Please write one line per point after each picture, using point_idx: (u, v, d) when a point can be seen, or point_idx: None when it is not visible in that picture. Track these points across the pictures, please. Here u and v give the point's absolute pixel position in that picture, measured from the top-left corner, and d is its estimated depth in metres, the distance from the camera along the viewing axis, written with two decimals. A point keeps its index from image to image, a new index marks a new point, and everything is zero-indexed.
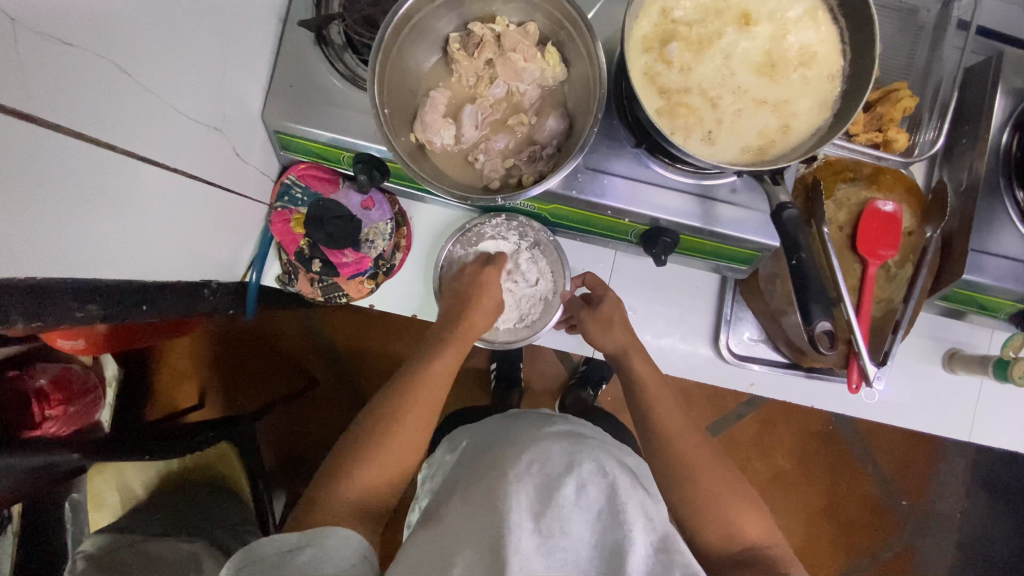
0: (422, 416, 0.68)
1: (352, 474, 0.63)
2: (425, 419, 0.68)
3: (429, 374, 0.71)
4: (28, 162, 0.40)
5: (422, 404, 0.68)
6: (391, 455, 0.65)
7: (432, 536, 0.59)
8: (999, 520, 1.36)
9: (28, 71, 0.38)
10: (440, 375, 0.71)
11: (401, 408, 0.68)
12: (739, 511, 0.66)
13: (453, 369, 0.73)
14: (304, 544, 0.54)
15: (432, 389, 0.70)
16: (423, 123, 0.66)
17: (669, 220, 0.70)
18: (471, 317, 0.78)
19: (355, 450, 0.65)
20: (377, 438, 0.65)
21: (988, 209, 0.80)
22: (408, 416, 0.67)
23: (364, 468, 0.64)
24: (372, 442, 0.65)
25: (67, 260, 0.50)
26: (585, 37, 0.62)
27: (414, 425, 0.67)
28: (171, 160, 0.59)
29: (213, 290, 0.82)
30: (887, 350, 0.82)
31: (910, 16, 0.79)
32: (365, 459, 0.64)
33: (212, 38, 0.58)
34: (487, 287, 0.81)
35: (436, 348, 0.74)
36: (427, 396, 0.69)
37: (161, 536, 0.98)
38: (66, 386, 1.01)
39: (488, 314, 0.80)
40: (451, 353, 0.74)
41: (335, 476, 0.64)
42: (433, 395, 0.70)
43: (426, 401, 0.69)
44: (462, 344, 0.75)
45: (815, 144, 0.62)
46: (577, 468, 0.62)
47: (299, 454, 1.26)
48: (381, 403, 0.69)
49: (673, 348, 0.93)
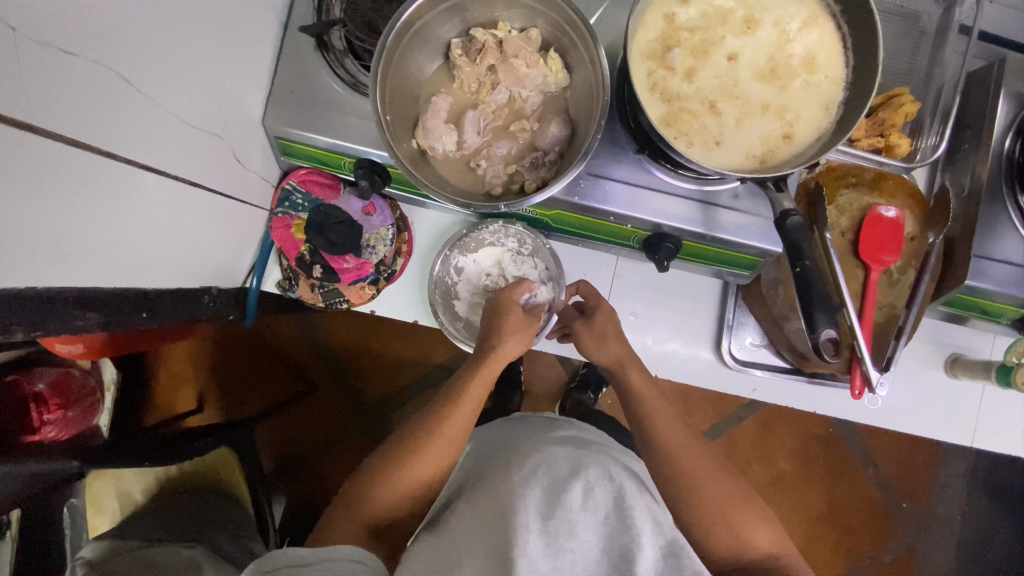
0: (440, 454, 0.66)
1: (364, 496, 0.65)
2: (443, 456, 0.66)
3: (452, 411, 0.67)
4: (27, 172, 0.40)
5: (439, 443, 0.65)
6: (404, 483, 0.65)
7: (439, 545, 0.59)
8: (1000, 523, 1.36)
9: (31, 80, 0.38)
10: (463, 413, 0.67)
11: (416, 438, 0.66)
12: (743, 519, 0.66)
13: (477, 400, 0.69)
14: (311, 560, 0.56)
15: (450, 427, 0.66)
16: (425, 129, 0.66)
17: (671, 225, 0.70)
18: (495, 349, 0.69)
19: (368, 474, 0.66)
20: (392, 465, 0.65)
21: (990, 215, 0.79)
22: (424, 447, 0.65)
23: (377, 493, 0.64)
24: (386, 471, 0.65)
25: (66, 268, 0.50)
26: (587, 43, 0.62)
27: (431, 461, 0.65)
28: (173, 167, 0.59)
29: (213, 298, 0.82)
30: (889, 356, 0.82)
31: (912, 21, 0.79)
32: (377, 484, 0.65)
33: (213, 44, 0.58)
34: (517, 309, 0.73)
35: (462, 382, 0.69)
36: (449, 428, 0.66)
37: (160, 542, 0.97)
38: (65, 391, 1.00)
39: (520, 345, 0.71)
40: (475, 390, 0.68)
41: (352, 496, 0.66)
42: (453, 434, 0.66)
43: (446, 440, 0.66)
44: (487, 380, 0.69)
45: (818, 151, 0.62)
46: (584, 472, 0.62)
47: (298, 458, 1.25)
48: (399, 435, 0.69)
49: (675, 353, 0.93)
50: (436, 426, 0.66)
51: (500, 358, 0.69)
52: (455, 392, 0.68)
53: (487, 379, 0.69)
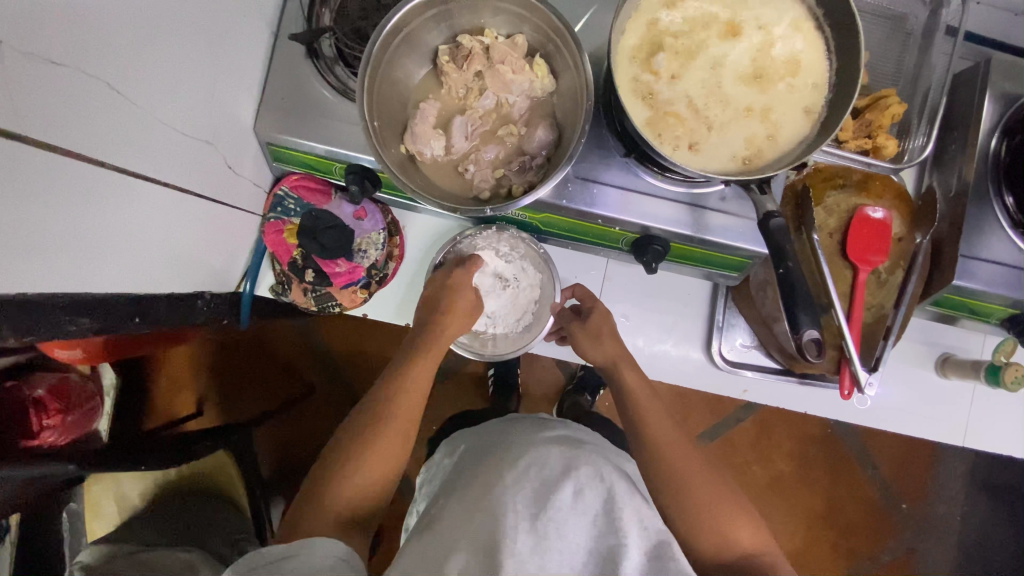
0: (400, 435, 0.69)
1: (332, 488, 0.64)
2: (402, 437, 0.69)
3: (405, 390, 0.71)
4: (16, 181, 0.41)
5: (396, 423, 0.69)
6: (373, 470, 0.66)
7: (426, 541, 0.60)
8: (999, 523, 1.35)
9: (18, 92, 0.38)
10: (413, 390, 0.72)
11: (377, 422, 0.69)
12: (732, 518, 0.66)
13: (428, 378, 0.74)
14: (292, 553, 0.56)
15: (407, 407, 0.70)
16: (414, 134, 0.67)
17: (660, 229, 0.71)
18: (441, 329, 0.78)
19: (335, 467, 0.66)
20: (357, 451, 0.66)
21: (977, 215, 0.79)
22: (385, 429, 0.68)
23: (347, 482, 0.65)
24: (354, 455, 0.66)
25: (57, 277, 0.51)
26: (572, 49, 0.62)
27: (393, 443, 0.68)
28: (163, 174, 0.59)
29: (207, 301, 0.83)
30: (877, 356, 0.83)
31: (899, 23, 0.80)
32: (346, 471, 0.65)
33: (202, 51, 0.58)
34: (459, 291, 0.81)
35: (410, 360, 0.74)
36: (409, 407, 0.71)
37: (156, 546, 0.98)
38: (63, 396, 1.02)
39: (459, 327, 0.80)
40: (424, 366, 0.74)
41: (321, 489, 0.65)
42: (406, 415, 0.70)
43: (402, 419, 0.69)
44: (435, 357, 0.75)
45: (801, 154, 0.62)
46: (575, 472, 0.62)
47: (296, 460, 1.26)
48: (359, 421, 0.70)
49: (666, 354, 0.94)
50: (391, 410, 0.69)
51: (446, 336, 0.78)
52: (405, 369, 0.73)
53: (436, 357, 0.76)
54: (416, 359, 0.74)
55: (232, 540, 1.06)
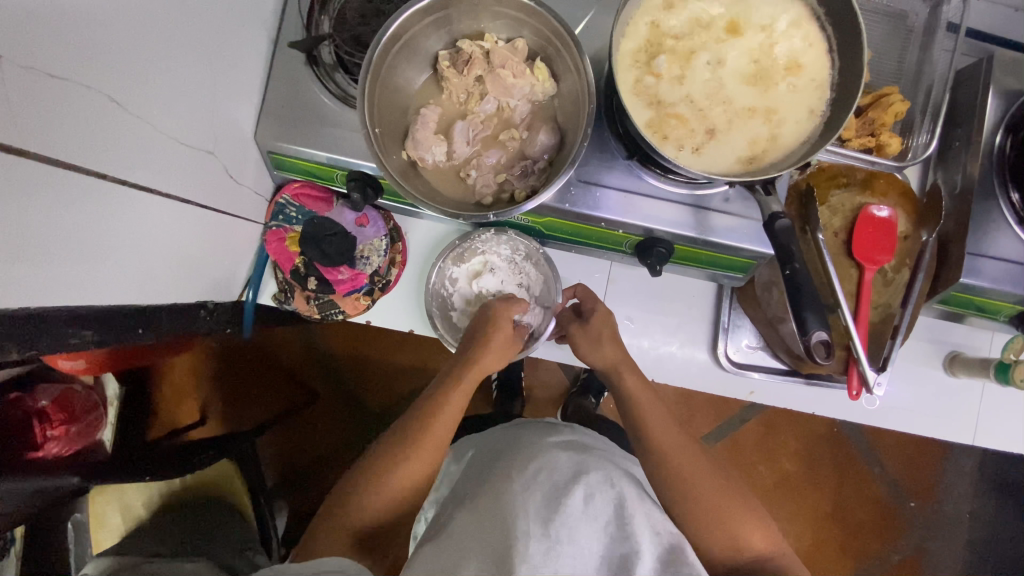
0: (429, 459, 0.67)
1: (352, 504, 0.65)
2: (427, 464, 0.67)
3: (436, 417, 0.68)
4: (19, 195, 0.41)
5: (424, 449, 0.67)
6: (386, 496, 0.65)
7: (436, 548, 0.59)
8: (1009, 522, 1.34)
9: (17, 108, 0.38)
10: (445, 421, 0.69)
11: (404, 443, 0.67)
12: (742, 520, 0.66)
13: (460, 410, 0.71)
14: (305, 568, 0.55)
15: (436, 434, 0.68)
16: (415, 140, 0.66)
17: (664, 230, 0.70)
18: (478, 359, 0.74)
19: (354, 484, 0.66)
20: (382, 470, 0.66)
21: (983, 212, 0.79)
22: (410, 450, 0.66)
23: (361, 502, 0.65)
24: (373, 478, 0.66)
25: (59, 291, 0.51)
26: (572, 53, 0.62)
27: (417, 472, 0.66)
28: (164, 185, 0.59)
29: (209, 310, 0.83)
30: (886, 356, 0.83)
31: (899, 20, 0.79)
32: (367, 489, 0.65)
33: (200, 58, 0.58)
34: (498, 323, 0.78)
35: (444, 389, 0.71)
36: (441, 427, 0.68)
37: (162, 556, 0.98)
38: (66, 406, 1.00)
39: (497, 359, 0.76)
40: (459, 397, 0.71)
41: (339, 504, 0.66)
42: (432, 443, 0.67)
43: (430, 446, 0.67)
44: (470, 388, 0.72)
45: (805, 153, 0.62)
46: (585, 477, 0.62)
47: (299, 469, 1.25)
48: (387, 443, 0.69)
49: (671, 356, 0.93)
50: (422, 435, 0.67)
51: (480, 367, 0.74)
52: (440, 398, 0.70)
53: (467, 390, 0.72)
54: (451, 389, 0.71)
55: (237, 549, 1.06)
